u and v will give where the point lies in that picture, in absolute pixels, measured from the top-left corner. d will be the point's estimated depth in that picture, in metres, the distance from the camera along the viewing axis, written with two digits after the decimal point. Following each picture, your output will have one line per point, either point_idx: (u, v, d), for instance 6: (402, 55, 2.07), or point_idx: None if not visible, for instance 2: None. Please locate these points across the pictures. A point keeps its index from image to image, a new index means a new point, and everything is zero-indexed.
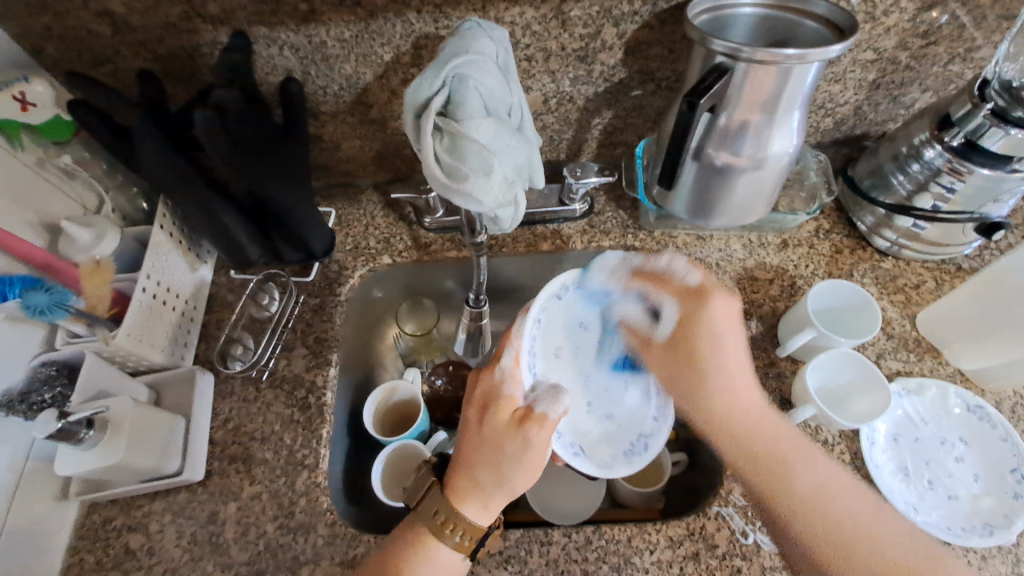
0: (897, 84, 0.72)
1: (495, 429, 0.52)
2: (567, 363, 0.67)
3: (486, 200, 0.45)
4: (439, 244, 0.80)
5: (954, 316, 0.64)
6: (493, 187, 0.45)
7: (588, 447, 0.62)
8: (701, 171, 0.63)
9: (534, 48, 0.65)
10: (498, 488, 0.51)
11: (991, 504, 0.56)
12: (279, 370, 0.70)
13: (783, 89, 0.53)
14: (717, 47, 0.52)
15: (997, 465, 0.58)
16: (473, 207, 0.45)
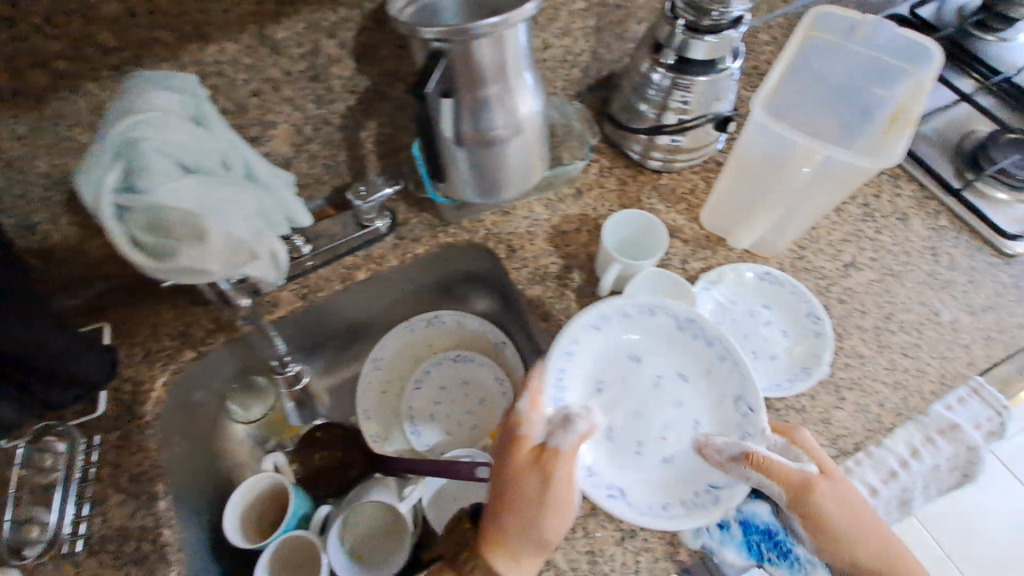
0: (617, 23, 0.79)
1: (524, 464, 0.54)
2: (641, 410, 0.64)
3: (212, 266, 0.44)
4: (247, 314, 0.72)
5: (722, 204, 0.72)
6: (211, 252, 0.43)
7: (628, 487, 0.58)
8: (471, 155, 0.63)
9: (256, 82, 0.60)
10: (532, 539, 0.53)
11: (801, 350, 0.66)
12: (97, 529, 0.59)
13: (501, 54, 0.56)
14: (429, 35, 0.51)
15: (796, 316, 0.68)
16: (200, 276, 0.44)
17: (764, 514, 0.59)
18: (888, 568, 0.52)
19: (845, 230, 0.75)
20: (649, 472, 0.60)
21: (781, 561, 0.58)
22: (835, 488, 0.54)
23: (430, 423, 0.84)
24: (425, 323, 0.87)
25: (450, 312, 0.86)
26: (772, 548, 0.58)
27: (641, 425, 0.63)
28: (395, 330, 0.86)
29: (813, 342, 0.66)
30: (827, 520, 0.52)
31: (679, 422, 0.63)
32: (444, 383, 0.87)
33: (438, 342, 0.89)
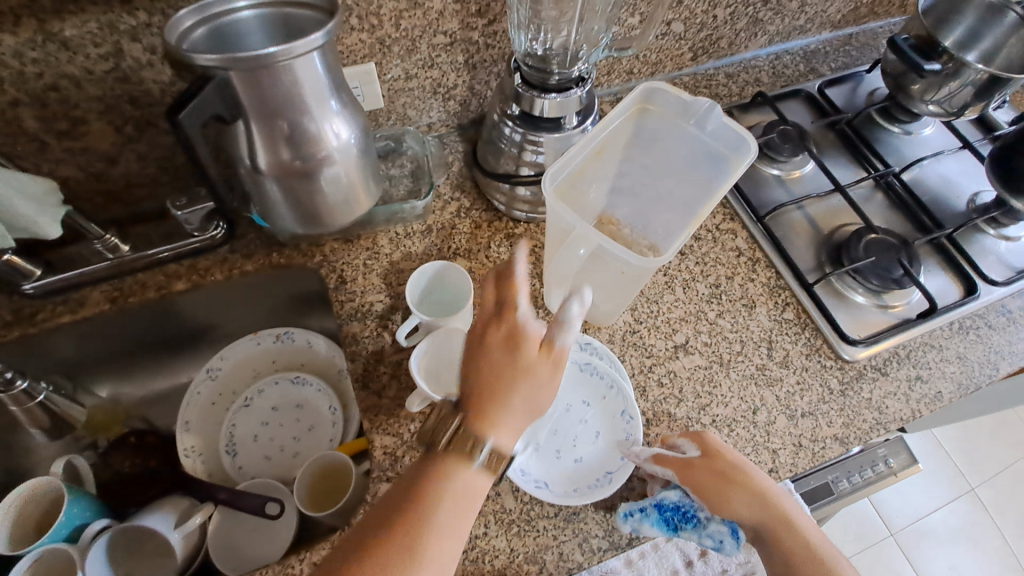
0: (490, 63, 0.77)
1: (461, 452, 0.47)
2: (562, 409, 0.64)
3: None
4: (49, 309, 0.69)
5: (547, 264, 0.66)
6: None
7: (557, 475, 0.61)
8: (279, 184, 0.60)
9: (50, 76, 0.57)
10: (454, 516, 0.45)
11: (608, 420, 0.63)
12: None
13: (294, 83, 0.52)
14: (205, 60, 0.48)
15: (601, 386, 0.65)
16: None
17: (673, 496, 0.58)
18: (782, 523, 0.58)
19: (686, 310, 0.72)
20: (552, 478, 0.60)
21: (686, 524, 0.58)
22: (716, 473, 0.58)
23: (253, 443, 0.81)
24: (273, 339, 0.83)
25: (300, 332, 0.83)
26: (682, 521, 0.58)
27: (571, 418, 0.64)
28: (241, 342, 0.82)
29: (612, 399, 0.64)
30: (730, 502, 0.57)
31: (586, 437, 0.63)
32: (278, 403, 0.83)
33: (283, 360, 0.85)
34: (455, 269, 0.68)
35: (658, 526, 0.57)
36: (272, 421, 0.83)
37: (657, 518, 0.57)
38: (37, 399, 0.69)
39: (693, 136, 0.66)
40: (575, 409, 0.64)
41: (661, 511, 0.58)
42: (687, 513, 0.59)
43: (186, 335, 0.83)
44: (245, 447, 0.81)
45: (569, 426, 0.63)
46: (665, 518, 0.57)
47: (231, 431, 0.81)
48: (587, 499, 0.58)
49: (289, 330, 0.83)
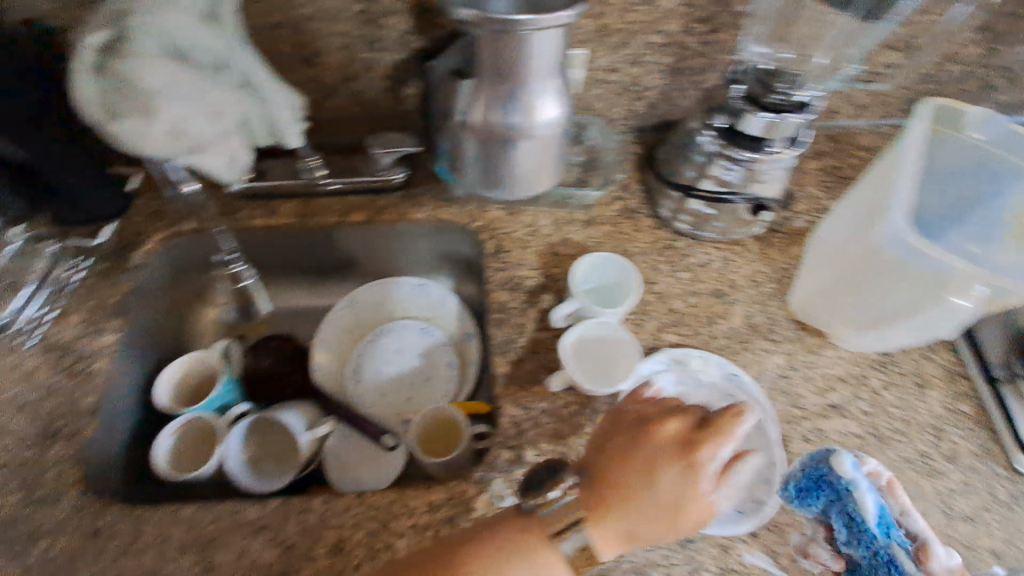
0: (695, 71, 0.76)
1: (658, 450, 0.51)
2: None
3: (146, 141, 0.52)
4: (247, 210, 0.77)
5: (819, 287, 0.68)
6: (151, 130, 0.51)
7: None
8: (478, 143, 0.63)
9: (313, 8, 0.64)
10: (626, 520, 0.49)
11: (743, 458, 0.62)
12: (51, 334, 0.66)
13: (530, 55, 0.54)
14: (462, 15, 0.51)
15: None
16: (134, 142, 0.52)
17: None
18: None
19: (845, 371, 0.69)
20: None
21: None
22: None
23: (373, 376, 0.85)
24: (410, 288, 0.89)
25: (436, 287, 0.89)
26: (871, 541, 0.53)
27: None
28: (382, 282, 0.89)
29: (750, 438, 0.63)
30: None
31: None
32: (402, 346, 0.86)
33: (414, 309, 0.90)
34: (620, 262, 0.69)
35: (840, 527, 0.55)
36: (392, 360, 0.86)
37: (844, 518, 0.55)
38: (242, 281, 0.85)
39: (970, 147, 0.66)
40: None
41: (852, 514, 0.54)
42: (880, 553, 0.53)
43: (337, 263, 0.90)
44: (365, 378, 0.85)
45: None
46: (855, 529, 0.54)
47: (358, 359, 0.86)
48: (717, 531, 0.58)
49: (427, 282, 0.89)
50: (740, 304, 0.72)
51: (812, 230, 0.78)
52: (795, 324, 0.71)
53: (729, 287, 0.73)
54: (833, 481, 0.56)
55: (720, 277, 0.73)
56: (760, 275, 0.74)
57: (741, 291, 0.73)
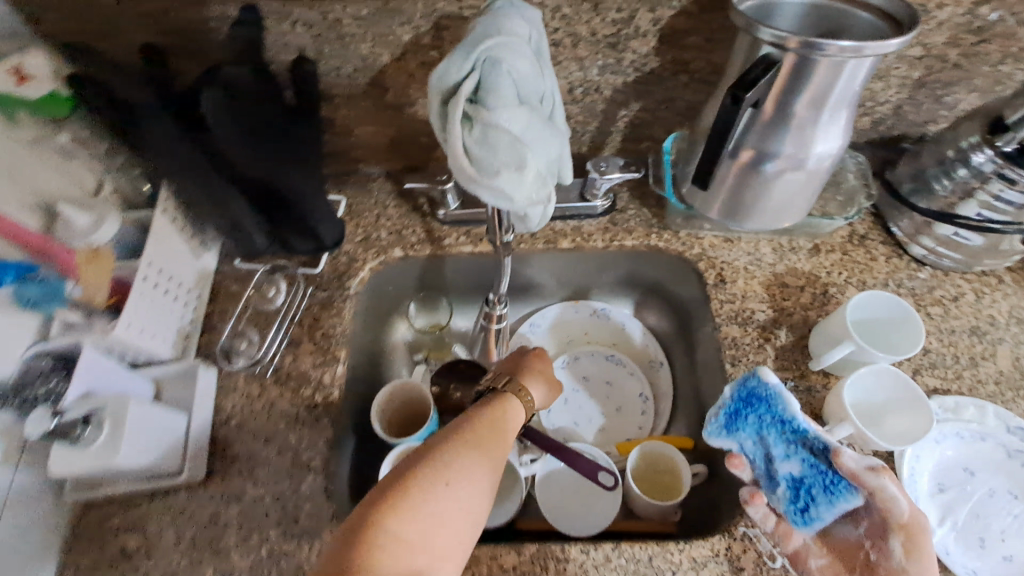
0: (942, 85, 0.69)
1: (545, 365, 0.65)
2: (982, 494, 0.57)
3: (517, 197, 0.40)
4: (453, 238, 0.76)
5: None
6: (524, 183, 0.40)
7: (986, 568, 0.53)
8: (736, 171, 0.58)
9: (563, 32, 0.60)
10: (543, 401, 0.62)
11: None
12: (285, 366, 0.67)
13: (831, 84, 0.48)
14: (764, 36, 0.47)
15: None
16: (503, 205, 0.41)
17: None
18: None
19: None
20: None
21: None
22: None
23: (566, 406, 0.81)
24: (590, 313, 0.84)
25: (619, 311, 0.84)
26: (815, 486, 0.52)
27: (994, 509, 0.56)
28: (562, 306, 0.85)
29: None
30: None
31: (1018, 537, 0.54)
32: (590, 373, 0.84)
33: (595, 336, 0.86)
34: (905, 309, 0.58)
35: (774, 445, 0.55)
36: (583, 389, 0.82)
37: (758, 432, 0.55)
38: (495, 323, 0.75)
39: None
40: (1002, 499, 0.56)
41: (780, 419, 0.55)
42: (812, 462, 0.53)
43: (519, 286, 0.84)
44: (559, 407, 0.80)
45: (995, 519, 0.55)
46: (787, 438, 0.54)
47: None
48: None
49: (608, 307, 0.84)
50: (1004, 343, 0.65)
51: None
52: None
53: (988, 324, 0.66)
54: (765, 394, 0.56)
55: (975, 313, 0.67)
56: (1020, 311, 0.67)
57: (1003, 328, 0.66)
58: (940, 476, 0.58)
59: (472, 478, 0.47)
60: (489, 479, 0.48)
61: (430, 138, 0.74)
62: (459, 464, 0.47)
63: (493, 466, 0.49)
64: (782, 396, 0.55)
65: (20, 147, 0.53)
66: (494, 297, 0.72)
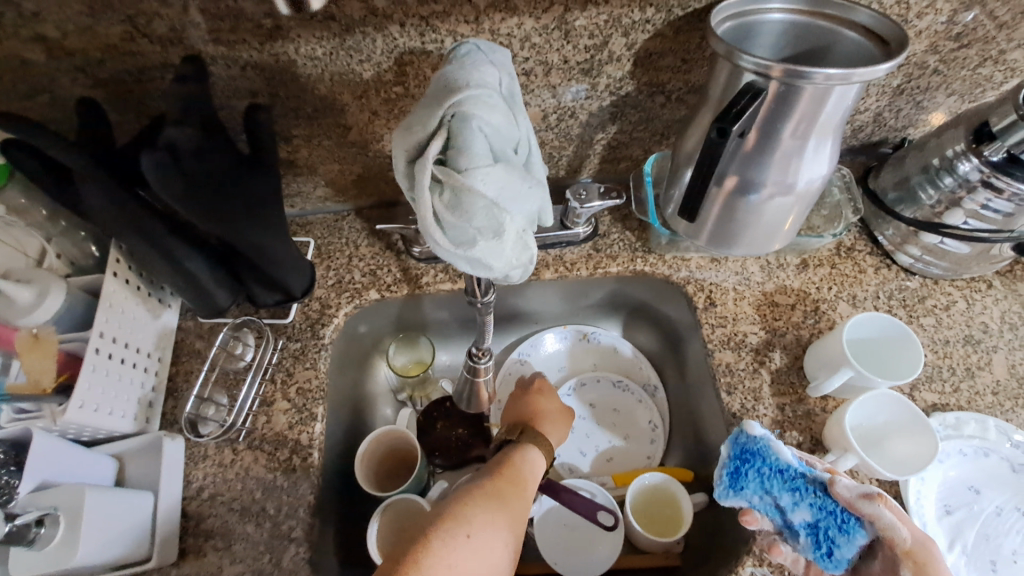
0: (921, 90, 0.68)
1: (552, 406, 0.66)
2: (990, 513, 0.55)
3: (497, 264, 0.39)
4: (430, 275, 0.72)
5: None
6: (506, 251, 0.37)
7: None
8: (722, 200, 0.55)
9: (533, 61, 0.57)
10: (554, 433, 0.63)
11: None
12: (258, 428, 0.62)
13: (819, 111, 0.46)
14: (747, 64, 0.45)
15: None
16: (482, 272, 0.39)
17: None
18: None
19: None
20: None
21: None
22: None
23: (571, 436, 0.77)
24: (580, 338, 0.81)
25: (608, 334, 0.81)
26: (832, 530, 0.48)
27: (1004, 529, 0.54)
28: (548, 335, 0.81)
29: None
30: None
31: None
32: (597, 397, 0.79)
33: (589, 360, 0.81)
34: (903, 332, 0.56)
35: (781, 497, 0.50)
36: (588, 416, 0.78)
37: (762, 487, 0.50)
38: (479, 377, 0.69)
39: None
40: (1009, 518, 0.54)
41: (777, 469, 0.50)
42: (820, 506, 0.49)
43: (505, 315, 0.80)
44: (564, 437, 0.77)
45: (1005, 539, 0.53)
46: (791, 487, 0.49)
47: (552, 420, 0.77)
48: None
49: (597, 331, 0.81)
50: (999, 351, 0.64)
51: None
52: None
53: (982, 332, 0.65)
54: (756, 447, 0.51)
55: (968, 321, 0.66)
56: (1012, 315, 0.66)
57: (997, 336, 0.65)
58: (946, 498, 0.55)
59: (490, 530, 0.48)
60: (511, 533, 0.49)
61: None
62: (480, 518, 0.48)
63: (512, 521, 0.50)
64: (774, 445, 0.51)
65: None
66: (477, 351, 0.67)
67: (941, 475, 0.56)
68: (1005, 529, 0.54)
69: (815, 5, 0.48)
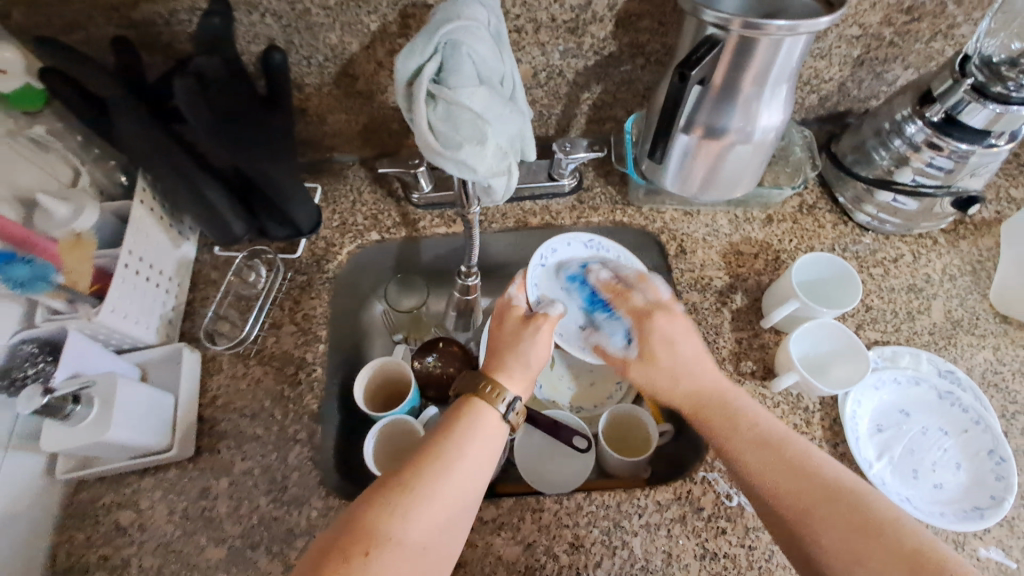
0: (880, 61, 0.74)
1: (512, 327, 0.59)
2: (915, 430, 0.62)
3: (480, 168, 0.46)
4: (428, 220, 0.79)
5: None
6: (486, 155, 0.46)
7: (918, 495, 0.58)
8: (689, 147, 0.62)
9: (524, 19, 0.63)
10: (521, 361, 0.56)
11: (971, 455, 0.60)
12: (267, 347, 0.69)
13: (772, 60, 0.52)
14: (709, 18, 0.51)
15: (959, 417, 0.62)
16: (467, 174, 0.47)
17: None
18: None
19: None
20: (917, 503, 0.57)
21: None
22: None
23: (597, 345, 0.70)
24: None
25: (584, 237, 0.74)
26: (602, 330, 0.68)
27: (928, 444, 0.61)
28: None
29: (976, 435, 0.61)
30: None
31: (947, 467, 0.60)
32: None
33: None
34: (849, 275, 0.65)
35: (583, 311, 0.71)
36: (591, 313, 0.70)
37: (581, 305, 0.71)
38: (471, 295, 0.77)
39: None
40: (933, 435, 0.61)
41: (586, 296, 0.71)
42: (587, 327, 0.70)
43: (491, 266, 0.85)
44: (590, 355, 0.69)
45: (926, 451, 0.61)
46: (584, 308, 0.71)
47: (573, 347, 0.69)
48: (959, 526, 0.56)
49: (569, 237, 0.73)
50: (937, 298, 0.71)
51: (1002, 220, 0.76)
52: (1000, 318, 0.70)
53: (924, 282, 0.72)
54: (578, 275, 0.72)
55: (913, 272, 0.72)
56: (953, 268, 0.73)
57: (937, 285, 0.72)
58: (879, 418, 0.63)
59: (421, 508, 0.44)
60: (447, 506, 0.45)
61: (401, 124, 0.77)
62: (408, 503, 0.44)
63: (450, 492, 0.46)
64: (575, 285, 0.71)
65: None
66: (464, 269, 0.74)
67: (876, 398, 0.64)
68: (928, 444, 0.61)
69: None
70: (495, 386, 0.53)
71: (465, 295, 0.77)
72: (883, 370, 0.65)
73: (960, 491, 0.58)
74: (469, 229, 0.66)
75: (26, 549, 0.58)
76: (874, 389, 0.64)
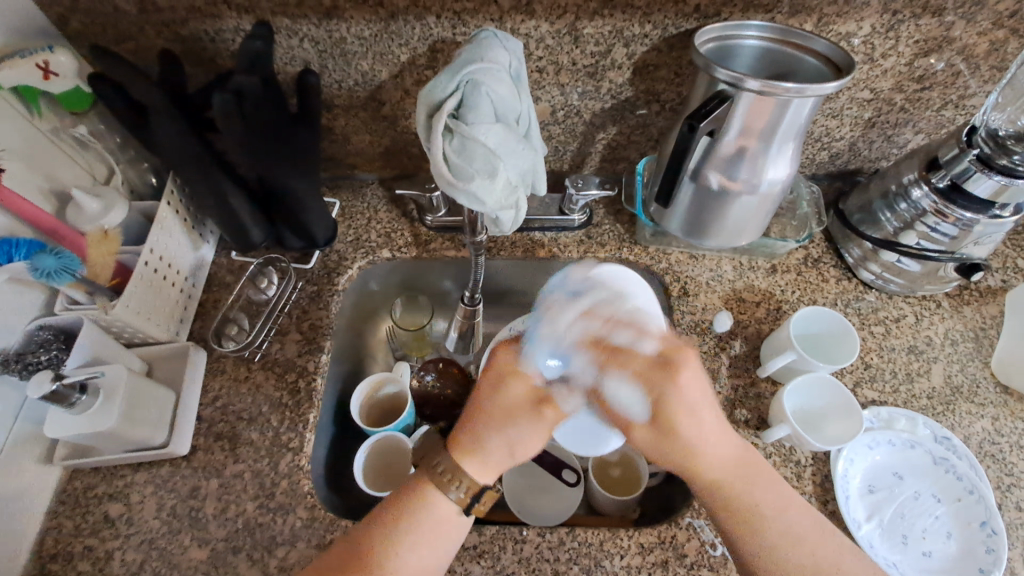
0: (891, 125, 0.76)
1: (513, 403, 0.52)
2: (906, 494, 0.61)
3: (488, 200, 0.49)
4: (439, 243, 0.81)
5: None
6: (496, 189, 0.48)
7: (904, 564, 0.57)
8: (697, 194, 0.64)
9: (546, 61, 0.66)
10: (502, 447, 0.51)
11: (963, 525, 0.59)
12: (272, 353, 0.71)
13: (778, 119, 0.54)
14: (720, 75, 0.53)
15: (951, 483, 0.61)
16: (476, 205, 0.49)
17: None
18: None
19: None
20: (903, 570, 0.57)
21: None
22: None
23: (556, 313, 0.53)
24: None
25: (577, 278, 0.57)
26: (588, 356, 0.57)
27: (917, 511, 0.60)
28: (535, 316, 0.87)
29: (969, 504, 0.60)
30: None
31: (937, 534, 0.59)
32: None
33: None
34: (850, 335, 0.66)
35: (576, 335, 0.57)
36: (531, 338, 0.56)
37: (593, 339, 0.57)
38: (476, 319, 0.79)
39: None
40: (921, 500, 0.61)
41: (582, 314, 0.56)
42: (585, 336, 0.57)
43: (492, 293, 0.87)
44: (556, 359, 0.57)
45: (916, 514, 0.60)
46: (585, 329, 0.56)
47: None
48: None
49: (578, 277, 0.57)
50: (938, 362, 0.71)
51: (1007, 289, 0.76)
52: (1000, 388, 0.69)
53: (925, 344, 0.72)
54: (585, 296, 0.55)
55: (914, 334, 0.72)
56: (955, 333, 0.73)
57: (939, 349, 0.72)
58: (871, 479, 0.62)
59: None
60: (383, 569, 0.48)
61: (421, 148, 0.80)
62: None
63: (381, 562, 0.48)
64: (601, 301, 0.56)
65: (45, 138, 0.62)
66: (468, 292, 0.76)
67: (868, 459, 0.63)
68: (918, 511, 0.60)
69: (783, 34, 0.58)
70: (458, 476, 0.50)
71: (469, 319, 0.79)
72: (875, 431, 0.65)
73: (950, 562, 0.57)
74: (475, 257, 0.69)
75: (16, 532, 0.58)
76: (867, 452, 0.64)
